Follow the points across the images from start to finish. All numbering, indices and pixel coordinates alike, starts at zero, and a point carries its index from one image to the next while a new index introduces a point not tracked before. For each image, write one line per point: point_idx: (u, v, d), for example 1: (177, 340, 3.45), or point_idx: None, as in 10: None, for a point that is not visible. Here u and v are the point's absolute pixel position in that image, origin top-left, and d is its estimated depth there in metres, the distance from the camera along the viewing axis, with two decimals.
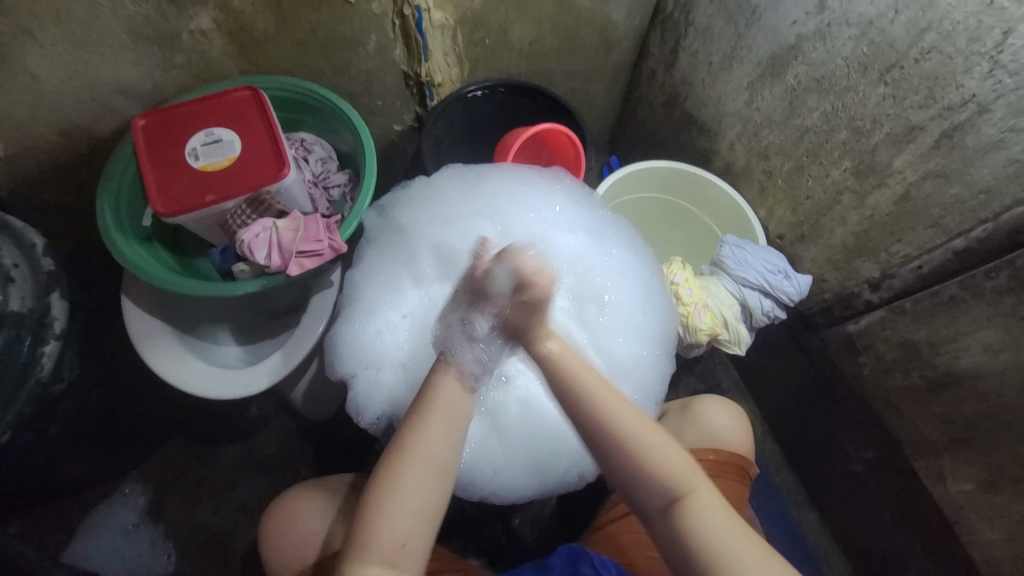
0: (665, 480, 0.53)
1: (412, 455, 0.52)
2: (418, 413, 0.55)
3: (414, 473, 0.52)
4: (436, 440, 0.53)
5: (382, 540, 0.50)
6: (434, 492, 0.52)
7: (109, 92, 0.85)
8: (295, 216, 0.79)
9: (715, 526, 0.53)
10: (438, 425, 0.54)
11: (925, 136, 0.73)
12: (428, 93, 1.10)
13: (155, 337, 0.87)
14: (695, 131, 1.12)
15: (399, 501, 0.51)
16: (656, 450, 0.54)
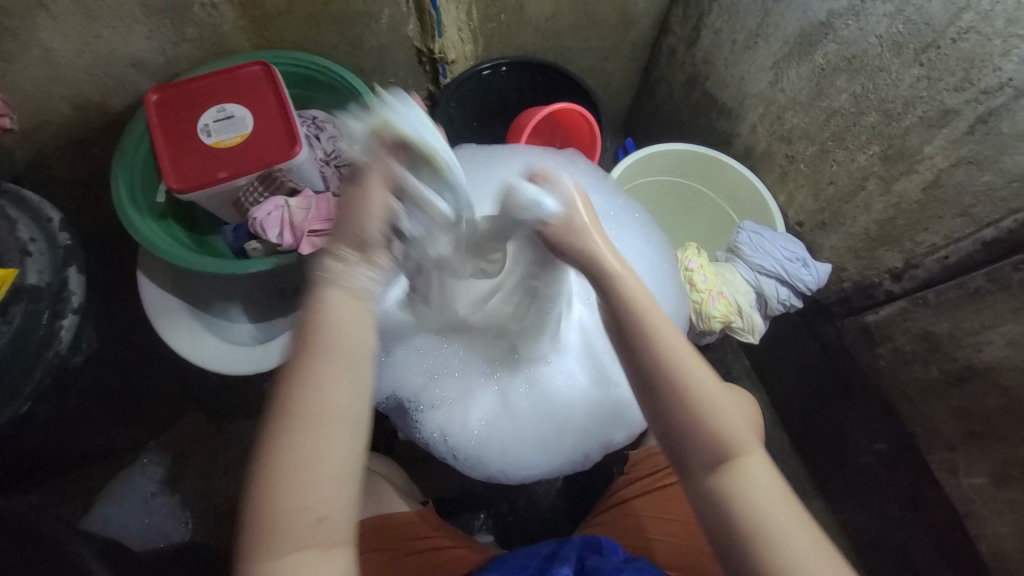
0: (720, 436, 0.49)
1: (298, 412, 0.43)
2: (301, 364, 0.44)
3: (307, 436, 0.43)
4: (332, 386, 0.44)
5: (291, 506, 0.42)
6: (339, 452, 0.44)
7: (121, 66, 0.85)
8: (307, 195, 0.79)
9: (768, 492, 0.48)
10: (331, 376, 0.44)
11: (959, 121, 0.70)
12: (441, 69, 1.08)
13: (169, 314, 0.89)
14: (715, 113, 1.08)
15: (294, 468, 0.42)
16: (717, 404, 0.49)
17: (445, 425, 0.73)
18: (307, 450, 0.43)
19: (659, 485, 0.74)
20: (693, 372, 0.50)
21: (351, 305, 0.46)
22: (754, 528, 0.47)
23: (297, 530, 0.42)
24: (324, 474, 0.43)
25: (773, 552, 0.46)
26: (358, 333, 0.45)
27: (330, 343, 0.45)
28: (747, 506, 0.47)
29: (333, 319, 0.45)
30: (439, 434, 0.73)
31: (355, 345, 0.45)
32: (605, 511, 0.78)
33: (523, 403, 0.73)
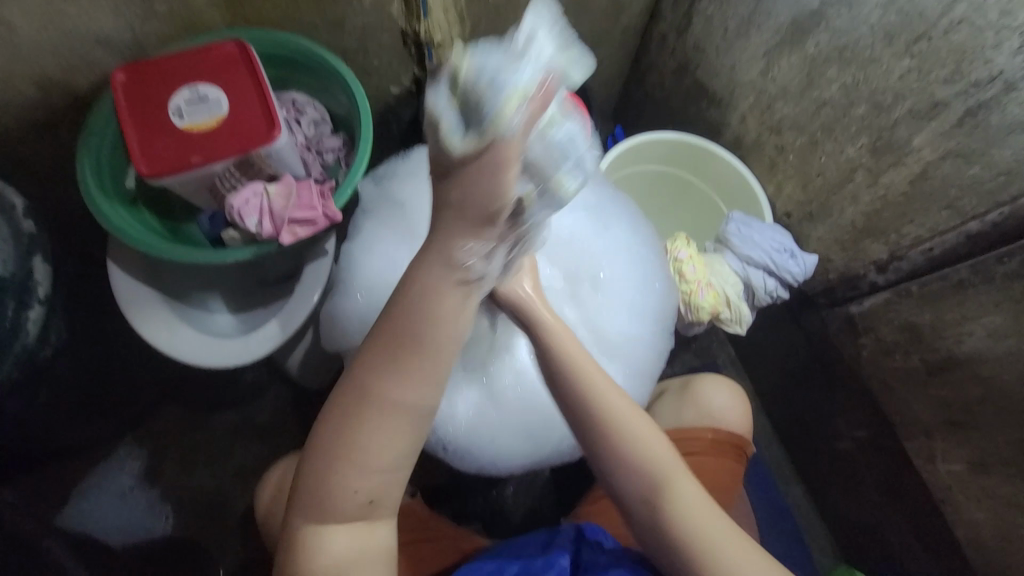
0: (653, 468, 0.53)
1: (376, 403, 0.43)
2: (380, 357, 0.42)
3: (381, 424, 0.44)
4: (410, 385, 0.43)
5: (343, 483, 0.45)
6: (402, 449, 0.45)
7: (87, 43, 0.80)
8: (287, 181, 0.75)
9: (705, 523, 0.53)
10: (417, 373, 0.42)
11: (948, 113, 0.70)
12: (427, 53, 1.03)
13: (144, 305, 0.86)
14: (705, 102, 1.07)
15: (364, 450, 0.44)
16: (654, 457, 0.53)
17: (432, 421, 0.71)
18: (374, 440, 0.44)
19: None
20: (630, 433, 0.52)
21: (454, 306, 0.42)
22: (689, 542, 0.53)
23: (345, 503, 0.46)
24: (386, 459, 0.45)
25: (699, 562, 0.53)
26: (450, 333, 0.42)
27: (410, 335, 0.41)
28: (688, 540, 0.53)
29: (434, 321, 0.41)
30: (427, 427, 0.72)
31: (445, 343, 0.42)
32: (598, 500, 0.77)
33: (510, 395, 0.72)
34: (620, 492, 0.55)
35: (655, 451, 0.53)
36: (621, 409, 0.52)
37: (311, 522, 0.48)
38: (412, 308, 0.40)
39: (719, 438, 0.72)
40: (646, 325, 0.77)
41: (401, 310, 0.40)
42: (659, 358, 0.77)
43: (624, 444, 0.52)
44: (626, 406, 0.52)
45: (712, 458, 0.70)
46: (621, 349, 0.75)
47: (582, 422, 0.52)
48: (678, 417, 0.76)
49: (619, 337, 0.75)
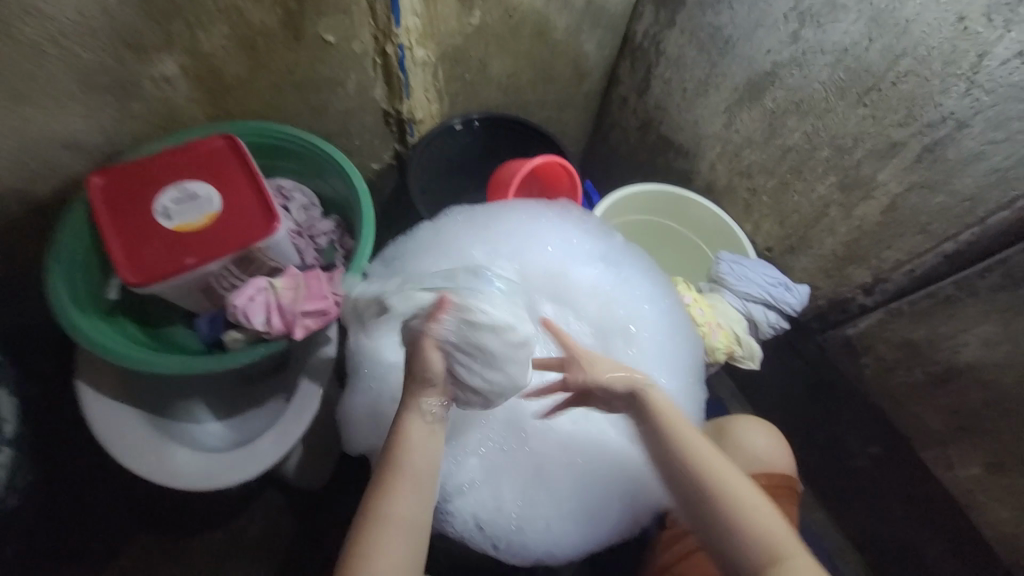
0: (760, 537, 0.51)
1: (380, 522, 0.51)
2: (385, 483, 0.52)
3: (386, 543, 0.50)
4: (403, 500, 0.52)
5: None
6: (404, 571, 0.50)
7: (54, 148, 0.75)
8: (293, 273, 0.71)
9: None
10: (407, 490, 0.52)
11: (907, 151, 0.78)
12: (409, 129, 1.07)
13: (123, 427, 0.76)
14: (672, 153, 1.15)
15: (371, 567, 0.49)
16: (768, 519, 0.52)
17: (478, 512, 0.67)
18: (378, 562, 0.49)
19: None
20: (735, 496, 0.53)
21: (424, 434, 0.54)
22: None
23: None
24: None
25: None
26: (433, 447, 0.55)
27: (399, 462, 0.53)
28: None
29: (412, 449, 0.54)
30: (473, 522, 0.67)
31: (422, 464, 0.54)
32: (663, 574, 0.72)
33: (560, 471, 0.68)
34: (729, 560, 0.52)
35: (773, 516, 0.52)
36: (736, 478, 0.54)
37: None
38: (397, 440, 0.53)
39: (774, 482, 0.72)
40: (678, 375, 0.77)
41: (395, 439, 0.54)
42: (697, 407, 0.77)
43: (732, 503, 0.53)
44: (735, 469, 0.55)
45: (771, 504, 0.70)
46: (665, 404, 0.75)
47: (695, 491, 0.54)
48: None
49: (661, 391, 0.76)
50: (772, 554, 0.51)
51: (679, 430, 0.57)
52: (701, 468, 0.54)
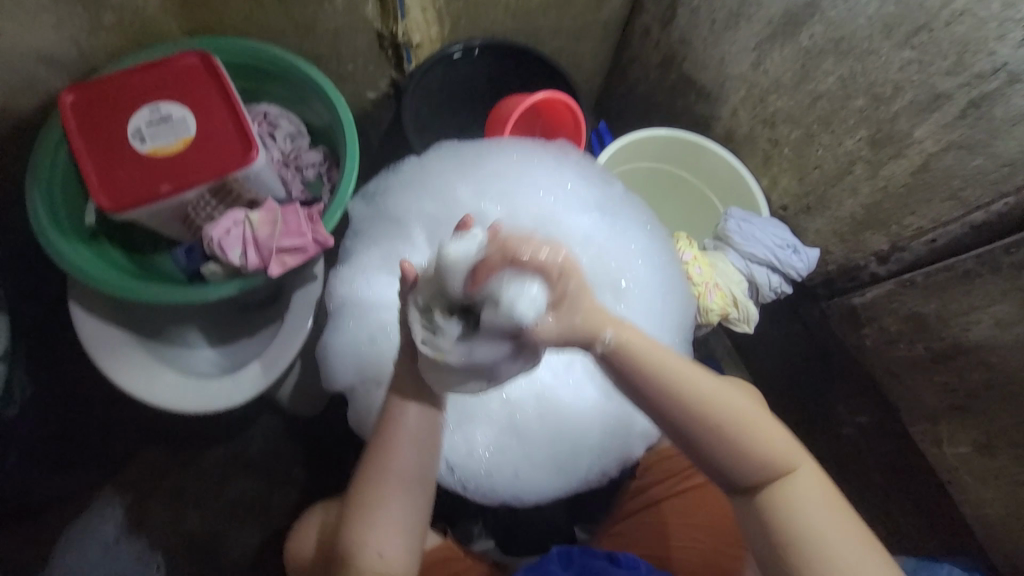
0: (763, 462, 0.54)
1: (380, 490, 0.54)
2: (371, 480, 0.54)
3: (387, 509, 0.54)
4: (399, 474, 0.54)
5: (366, 556, 0.53)
6: (404, 535, 0.55)
7: (28, 61, 0.71)
8: (271, 207, 0.68)
9: (823, 512, 0.54)
10: (402, 469, 0.54)
11: (951, 105, 0.69)
12: (405, 55, 0.98)
13: (115, 348, 0.77)
14: (692, 96, 1.05)
15: (377, 531, 0.54)
16: (766, 438, 0.55)
17: (451, 457, 0.67)
18: (385, 525, 0.54)
19: (678, 491, 0.72)
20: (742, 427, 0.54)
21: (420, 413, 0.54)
22: (802, 532, 0.53)
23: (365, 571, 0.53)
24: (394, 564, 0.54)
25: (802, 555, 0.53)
26: (418, 442, 0.54)
27: (395, 439, 0.54)
28: (802, 517, 0.54)
29: (405, 426, 0.54)
30: (445, 466, 0.67)
31: (419, 437, 0.54)
32: (624, 519, 0.75)
33: (534, 422, 0.69)
34: (732, 481, 0.56)
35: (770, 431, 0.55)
36: (739, 411, 0.54)
37: None
38: (391, 421, 0.54)
39: None
40: (665, 334, 0.75)
41: (392, 419, 0.54)
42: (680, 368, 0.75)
43: (739, 435, 0.54)
44: (736, 401, 0.54)
45: None
46: None
47: (702, 435, 0.53)
48: None
49: None
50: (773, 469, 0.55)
51: (676, 383, 0.52)
52: (706, 414, 0.53)
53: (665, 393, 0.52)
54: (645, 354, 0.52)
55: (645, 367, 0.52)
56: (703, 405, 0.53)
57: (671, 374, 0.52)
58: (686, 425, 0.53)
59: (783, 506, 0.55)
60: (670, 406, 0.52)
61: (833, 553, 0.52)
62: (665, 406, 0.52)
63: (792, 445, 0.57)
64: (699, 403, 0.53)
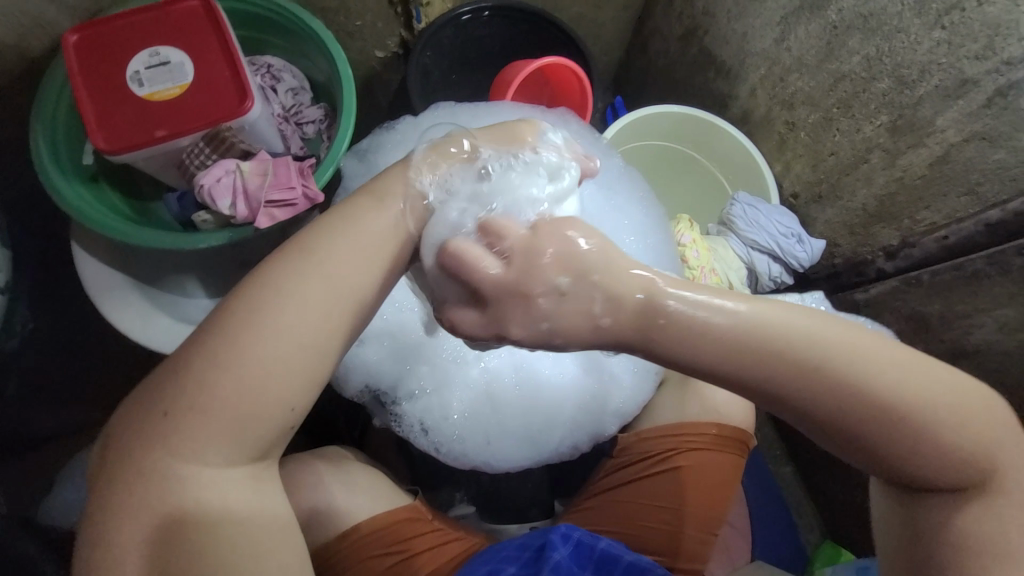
0: (956, 465, 0.44)
1: (304, 274, 0.44)
2: (276, 274, 0.43)
3: (299, 296, 0.43)
4: (336, 263, 0.44)
5: (248, 342, 0.42)
6: (302, 343, 0.43)
7: (40, 1, 0.72)
8: (263, 158, 0.69)
9: (1009, 524, 0.45)
10: (341, 259, 0.45)
11: (977, 92, 0.64)
12: (414, 13, 0.97)
13: (112, 290, 0.80)
14: (712, 72, 1.00)
15: (277, 322, 0.42)
16: (966, 441, 0.44)
17: (425, 418, 0.68)
18: (287, 316, 0.42)
19: (655, 472, 0.71)
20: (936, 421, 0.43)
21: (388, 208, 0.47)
22: (982, 545, 0.45)
23: (238, 364, 0.41)
24: (254, 392, 0.42)
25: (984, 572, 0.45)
26: (358, 262, 0.45)
27: (353, 224, 0.46)
28: (986, 537, 0.45)
29: (369, 214, 0.47)
30: (419, 427, 0.69)
31: (377, 238, 0.46)
32: (595, 495, 0.74)
33: (511, 390, 0.69)
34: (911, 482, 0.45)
35: (979, 408, 0.44)
36: (937, 401, 0.43)
37: (195, 395, 0.41)
38: (360, 205, 0.47)
39: (724, 433, 0.72)
40: None
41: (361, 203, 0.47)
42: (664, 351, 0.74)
43: (931, 431, 0.43)
44: (934, 386, 0.43)
45: (714, 452, 0.71)
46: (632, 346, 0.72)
47: (871, 439, 0.43)
48: (682, 410, 0.73)
49: None
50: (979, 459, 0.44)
51: (844, 374, 0.42)
52: (886, 406, 0.42)
53: (852, 373, 0.42)
54: (831, 335, 0.42)
55: (838, 339, 0.42)
56: (894, 392, 0.42)
57: (861, 352, 0.42)
58: (854, 427, 0.43)
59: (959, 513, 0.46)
60: (831, 405, 0.42)
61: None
62: (823, 407, 0.42)
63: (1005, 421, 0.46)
64: (882, 394, 0.42)
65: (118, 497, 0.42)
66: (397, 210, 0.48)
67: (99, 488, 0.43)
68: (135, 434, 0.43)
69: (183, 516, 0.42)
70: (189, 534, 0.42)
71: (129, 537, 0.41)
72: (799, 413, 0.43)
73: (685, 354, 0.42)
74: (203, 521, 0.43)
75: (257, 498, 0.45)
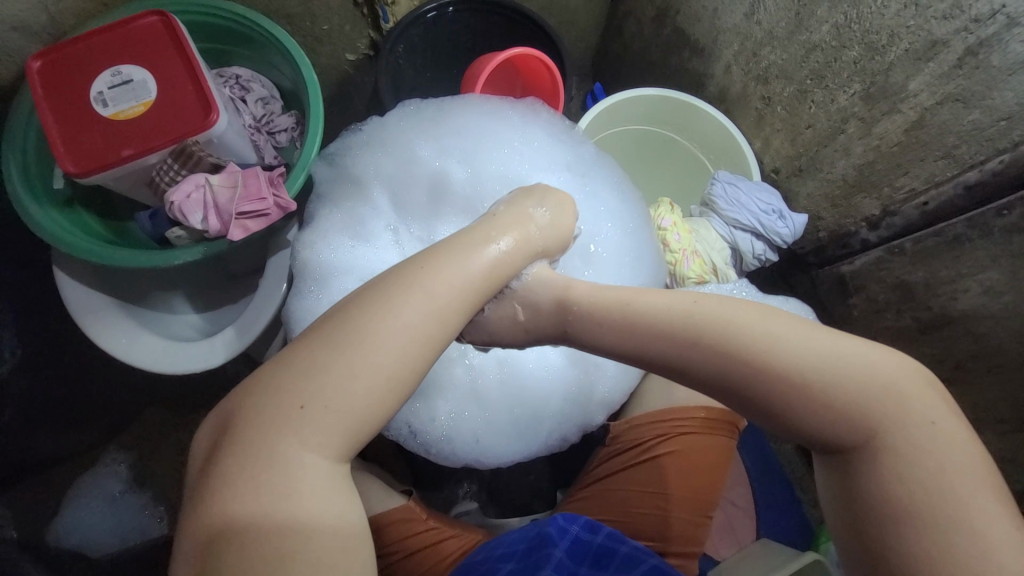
0: (861, 413, 0.45)
1: (413, 284, 0.46)
2: (384, 288, 0.46)
3: (396, 306, 0.44)
4: (436, 277, 0.46)
5: (366, 350, 0.43)
6: (398, 353, 0.43)
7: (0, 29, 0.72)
8: (232, 170, 0.68)
9: (958, 476, 0.42)
10: (441, 279, 0.46)
11: (947, 54, 0.63)
12: (381, 13, 0.95)
13: (97, 311, 0.79)
14: (687, 51, 0.99)
15: (374, 328, 0.43)
16: (869, 389, 0.45)
17: (413, 421, 0.67)
18: (389, 325, 0.44)
19: (649, 457, 0.71)
20: (838, 375, 0.45)
21: (473, 244, 0.50)
22: (924, 503, 0.42)
23: (340, 363, 0.42)
24: (345, 394, 0.42)
25: (936, 531, 0.41)
26: (459, 284, 0.47)
27: (457, 252, 0.49)
28: (929, 492, 0.42)
29: (475, 245, 0.50)
30: (408, 430, 0.67)
31: (478, 270, 0.49)
32: (591, 484, 0.74)
33: (495, 388, 0.69)
34: (837, 441, 0.46)
35: (880, 375, 0.45)
36: (812, 355, 0.46)
37: (298, 384, 0.42)
38: (470, 237, 0.51)
39: (713, 416, 0.72)
40: None
41: (468, 234, 0.51)
42: None
43: (825, 382, 0.45)
44: (813, 351, 0.46)
45: (702, 435, 0.71)
46: None
47: (747, 394, 0.47)
48: (670, 395, 0.73)
49: None
50: (881, 422, 0.44)
51: (712, 331, 0.48)
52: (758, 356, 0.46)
53: (730, 345, 0.47)
54: (702, 308, 0.49)
55: (715, 314, 0.48)
56: (777, 358, 0.46)
57: (736, 323, 0.48)
58: (726, 379, 0.47)
59: (895, 470, 0.43)
60: (716, 373, 0.47)
61: (989, 546, 0.40)
62: (703, 367, 0.48)
63: (922, 393, 0.45)
64: (758, 356, 0.46)
65: (229, 489, 0.39)
66: (487, 251, 0.50)
67: (211, 483, 0.40)
68: (262, 419, 0.41)
69: (260, 507, 0.38)
70: (267, 526, 0.38)
71: (216, 521, 0.38)
72: (695, 382, 0.49)
73: (587, 333, 0.53)
74: (287, 525, 0.38)
75: (335, 502, 0.41)
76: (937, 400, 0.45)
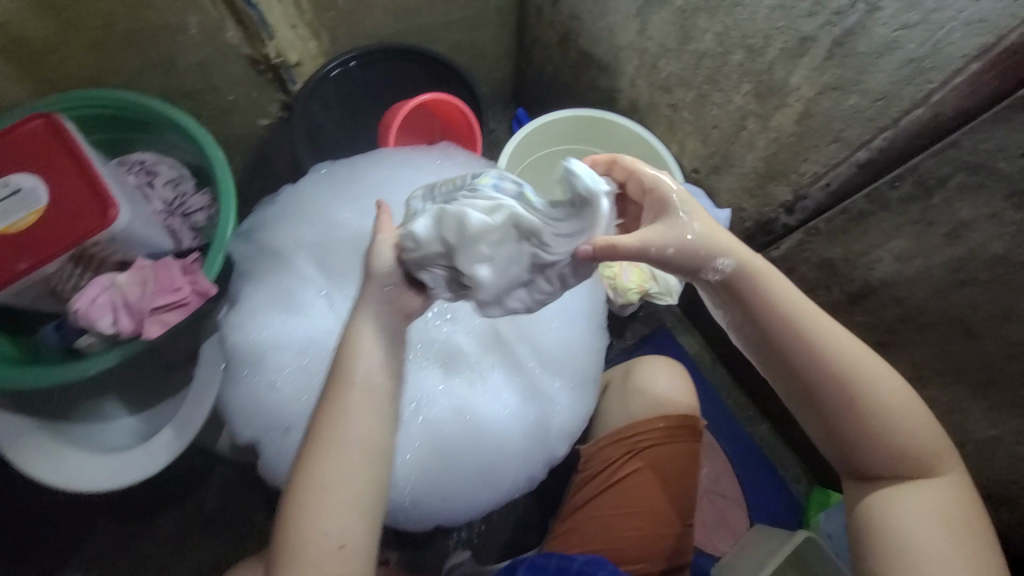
0: (887, 423, 0.58)
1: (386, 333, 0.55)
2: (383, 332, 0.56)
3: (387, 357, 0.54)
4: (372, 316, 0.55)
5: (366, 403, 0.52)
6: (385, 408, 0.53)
7: None
8: (141, 266, 0.66)
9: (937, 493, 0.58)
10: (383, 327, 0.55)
11: (818, 47, 0.67)
12: (287, 75, 0.97)
13: (15, 437, 0.74)
14: (594, 70, 1.02)
15: (374, 381, 0.53)
16: (893, 406, 0.58)
17: None
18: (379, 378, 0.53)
19: (620, 478, 0.70)
20: (873, 390, 0.58)
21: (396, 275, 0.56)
22: (914, 515, 0.57)
23: (364, 413, 0.52)
24: (372, 444, 0.52)
25: (918, 535, 0.56)
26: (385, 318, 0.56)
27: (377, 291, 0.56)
28: (919, 509, 0.57)
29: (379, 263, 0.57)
30: None
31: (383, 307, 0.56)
32: (571, 516, 0.73)
33: (451, 442, 0.67)
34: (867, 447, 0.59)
35: (888, 392, 0.58)
36: (862, 369, 0.58)
37: (338, 441, 0.51)
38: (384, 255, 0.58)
39: (672, 424, 0.71)
40: (577, 325, 0.73)
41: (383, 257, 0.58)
42: (596, 359, 0.73)
43: (864, 393, 0.58)
44: (860, 364, 0.58)
45: (666, 445, 0.71)
46: (565, 363, 0.71)
47: (812, 388, 0.59)
48: (628, 410, 0.75)
49: (556, 348, 0.72)
50: (871, 434, 0.58)
51: (790, 324, 0.59)
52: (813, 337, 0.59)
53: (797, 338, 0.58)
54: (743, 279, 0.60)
55: (787, 318, 0.59)
56: (833, 360, 0.58)
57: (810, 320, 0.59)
58: (798, 371, 0.59)
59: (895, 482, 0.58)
60: (800, 361, 0.58)
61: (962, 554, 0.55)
62: (787, 354, 0.59)
63: (918, 423, 0.58)
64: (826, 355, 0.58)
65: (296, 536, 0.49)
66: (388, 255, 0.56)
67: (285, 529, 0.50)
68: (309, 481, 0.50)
69: (319, 554, 0.48)
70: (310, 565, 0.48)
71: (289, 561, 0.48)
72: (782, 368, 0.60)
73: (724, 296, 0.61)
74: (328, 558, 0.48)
75: (361, 542, 0.50)
76: (927, 431, 0.59)
